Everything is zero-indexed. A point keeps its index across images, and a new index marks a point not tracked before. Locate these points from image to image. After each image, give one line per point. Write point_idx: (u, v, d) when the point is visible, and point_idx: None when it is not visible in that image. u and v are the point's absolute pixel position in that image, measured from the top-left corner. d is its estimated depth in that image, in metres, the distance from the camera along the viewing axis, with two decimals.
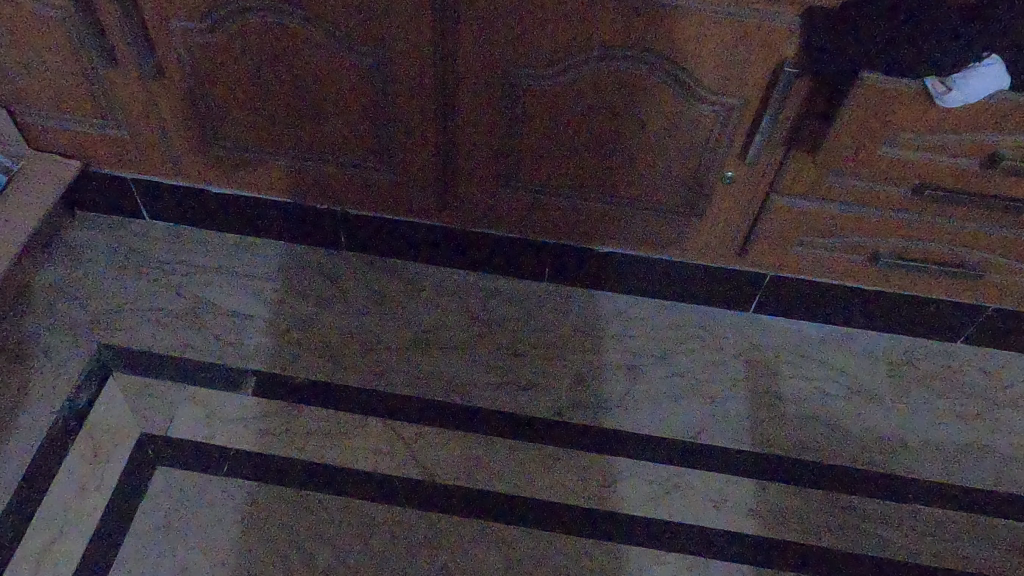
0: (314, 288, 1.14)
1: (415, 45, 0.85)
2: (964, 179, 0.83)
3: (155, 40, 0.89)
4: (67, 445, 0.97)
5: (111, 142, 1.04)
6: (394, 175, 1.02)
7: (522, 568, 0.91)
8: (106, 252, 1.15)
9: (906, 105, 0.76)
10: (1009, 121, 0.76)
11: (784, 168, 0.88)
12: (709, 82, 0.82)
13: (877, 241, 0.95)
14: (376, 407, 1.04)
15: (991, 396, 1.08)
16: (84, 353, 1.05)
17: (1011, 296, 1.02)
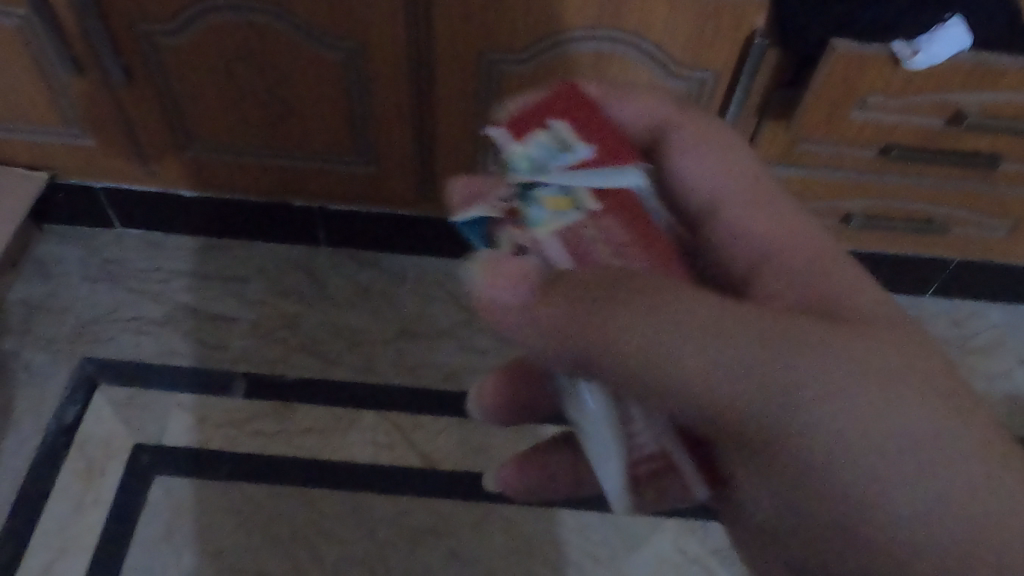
0: (296, 285, 1.14)
1: (391, 37, 0.85)
2: (929, 138, 0.87)
3: (119, 44, 0.87)
4: (58, 462, 0.96)
5: (78, 151, 1.02)
6: (372, 168, 1.02)
7: (530, 545, 0.94)
8: (79, 263, 1.13)
9: (875, 71, 0.79)
10: (972, 81, 0.79)
11: (757, 136, 0.91)
12: (683, 57, 0.83)
13: (847, 203, 0.99)
14: (370, 399, 1.04)
15: (957, 344, 1.16)
16: (66, 367, 1.03)
17: (973, 249, 1.07)
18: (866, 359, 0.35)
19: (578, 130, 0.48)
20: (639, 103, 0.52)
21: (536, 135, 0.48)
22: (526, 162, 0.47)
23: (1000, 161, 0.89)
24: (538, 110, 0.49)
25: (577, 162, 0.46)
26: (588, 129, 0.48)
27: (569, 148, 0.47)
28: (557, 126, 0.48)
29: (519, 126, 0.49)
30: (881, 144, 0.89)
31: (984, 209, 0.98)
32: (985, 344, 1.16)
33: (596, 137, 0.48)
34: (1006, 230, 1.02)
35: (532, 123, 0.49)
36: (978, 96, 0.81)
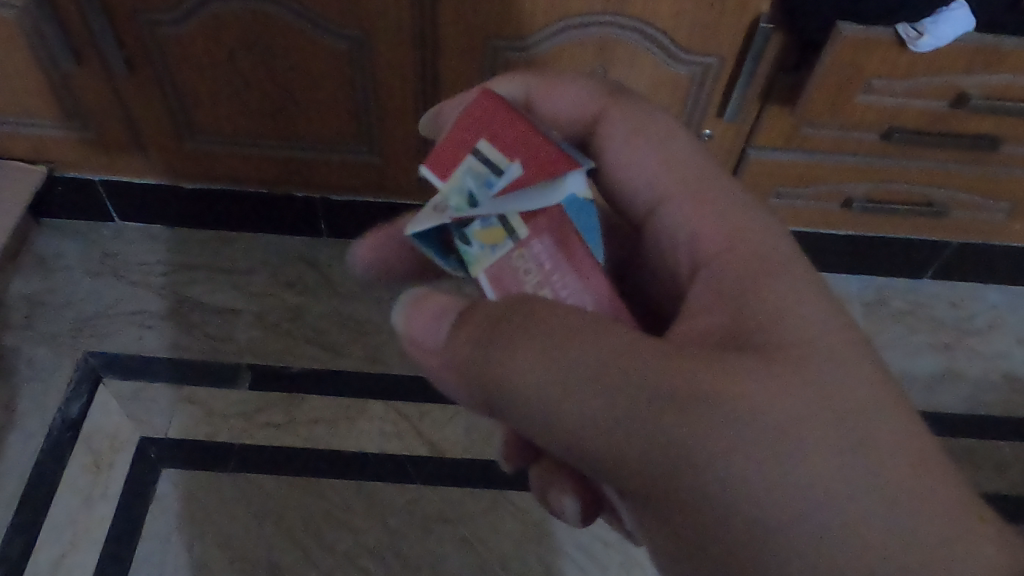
0: (299, 277, 1.14)
1: (396, 24, 0.85)
2: (931, 120, 0.88)
3: (120, 35, 0.86)
4: (65, 456, 0.95)
5: (77, 143, 1.01)
6: (375, 157, 1.02)
7: (541, 530, 0.94)
8: (79, 258, 1.12)
9: (880, 55, 0.79)
10: (975, 63, 0.80)
11: (761, 121, 0.91)
12: (688, 43, 0.84)
13: (849, 187, 1.00)
14: (377, 389, 1.04)
15: (956, 326, 1.17)
16: (69, 362, 1.02)
17: (971, 231, 1.08)
18: (750, 382, 0.40)
19: (503, 146, 0.47)
20: (575, 93, 0.56)
21: (463, 162, 0.47)
22: (459, 195, 0.47)
23: (1001, 143, 0.90)
24: (463, 130, 0.48)
25: (509, 183, 0.46)
26: (516, 141, 0.47)
27: (498, 169, 0.47)
28: (482, 146, 0.48)
29: (446, 154, 0.48)
30: (884, 127, 0.90)
31: (984, 191, 1.00)
32: (983, 324, 1.18)
33: (523, 149, 0.47)
34: (1005, 213, 1.04)
35: (459, 148, 0.48)
36: (980, 78, 0.82)
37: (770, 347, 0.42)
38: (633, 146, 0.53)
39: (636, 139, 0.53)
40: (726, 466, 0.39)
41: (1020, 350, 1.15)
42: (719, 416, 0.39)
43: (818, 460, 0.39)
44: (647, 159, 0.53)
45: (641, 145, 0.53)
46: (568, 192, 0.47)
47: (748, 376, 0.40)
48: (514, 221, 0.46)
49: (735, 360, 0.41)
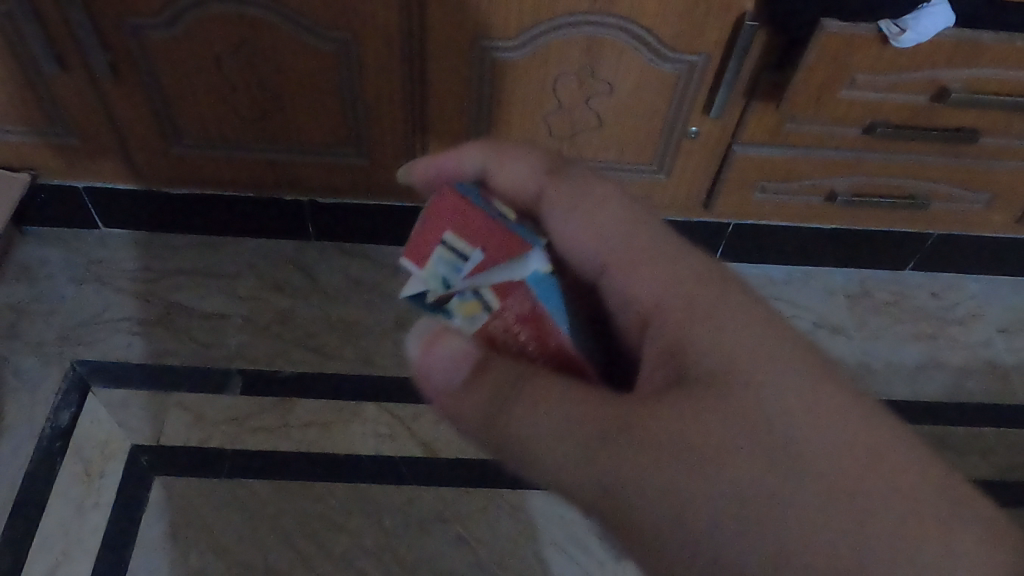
0: (287, 280, 1.14)
1: (384, 26, 0.85)
2: (913, 114, 0.89)
3: (105, 40, 0.85)
4: (55, 466, 0.94)
5: (60, 150, 1.00)
6: (363, 160, 1.02)
7: (538, 527, 0.95)
8: (64, 266, 1.11)
9: (862, 51, 0.81)
10: (955, 58, 0.82)
11: (746, 118, 0.93)
12: (674, 41, 0.85)
13: (833, 181, 1.02)
14: (370, 391, 1.05)
15: (939, 315, 1.19)
16: (56, 371, 1.01)
17: (951, 223, 1.11)
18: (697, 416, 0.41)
19: (467, 233, 0.45)
20: (519, 168, 0.52)
21: (433, 251, 0.46)
22: (434, 282, 0.46)
23: (980, 135, 0.92)
24: (425, 224, 0.46)
25: (475, 269, 0.45)
26: (476, 225, 0.45)
27: (465, 256, 0.45)
28: (448, 235, 0.45)
29: (417, 245, 0.46)
30: (866, 122, 0.91)
31: (964, 182, 1.02)
32: (965, 313, 1.20)
33: (485, 232, 0.44)
34: (984, 204, 1.06)
35: (425, 240, 0.46)
36: (960, 72, 0.83)
37: (708, 372, 0.42)
38: (571, 216, 0.50)
39: (577, 207, 0.50)
40: (664, 494, 0.40)
41: (1000, 338, 1.18)
42: (648, 451, 0.40)
43: (769, 486, 0.39)
44: (587, 235, 0.50)
45: (580, 218, 0.50)
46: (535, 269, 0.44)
47: (682, 415, 0.41)
48: (487, 302, 0.44)
49: (673, 399, 0.42)
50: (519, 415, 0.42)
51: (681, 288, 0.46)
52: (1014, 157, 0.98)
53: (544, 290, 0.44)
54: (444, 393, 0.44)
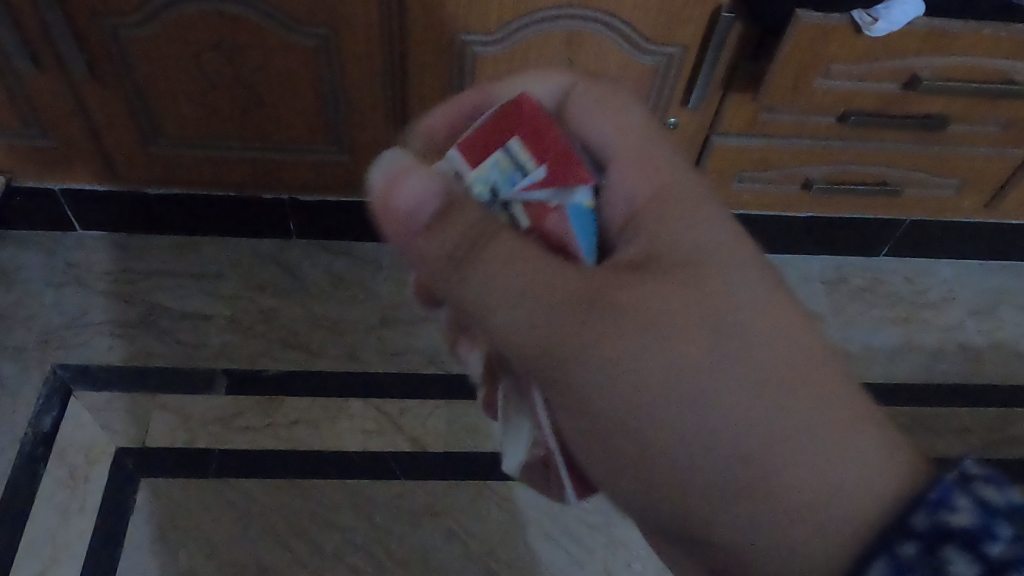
0: (269, 279, 1.14)
1: (365, 21, 0.85)
2: (885, 102, 0.92)
3: (82, 38, 0.84)
4: (38, 473, 0.93)
5: (37, 152, 0.99)
6: (345, 155, 1.02)
7: (527, 517, 0.96)
8: (42, 270, 1.10)
9: (836, 40, 0.83)
10: (924, 46, 0.84)
11: (723, 108, 0.94)
12: (652, 33, 0.86)
13: (808, 170, 1.04)
14: (356, 388, 1.05)
15: (912, 300, 1.22)
16: (37, 375, 1.00)
17: (923, 209, 1.13)
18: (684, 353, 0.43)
19: (535, 149, 0.45)
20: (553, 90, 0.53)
21: (492, 154, 0.45)
22: (482, 185, 0.44)
23: (949, 122, 0.95)
24: (495, 126, 0.45)
25: (532, 186, 0.44)
26: (545, 145, 0.45)
27: (525, 168, 0.44)
28: (514, 143, 0.45)
29: (481, 141, 0.45)
30: (840, 110, 0.93)
31: (935, 169, 1.04)
32: (936, 297, 1.23)
33: (552, 153, 0.45)
34: (954, 189, 1.09)
35: (489, 140, 0.45)
36: (930, 60, 0.86)
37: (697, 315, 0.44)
38: (594, 107, 0.51)
39: (602, 100, 0.51)
40: None
41: (973, 321, 1.21)
42: (617, 365, 0.43)
43: None
44: (603, 126, 0.50)
45: (600, 114, 0.51)
46: (579, 202, 0.45)
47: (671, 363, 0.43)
48: (519, 212, 0.44)
49: (630, 285, 0.44)
50: (492, 312, 0.43)
51: (657, 193, 0.48)
52: (981, 144, 1.00)
53: (577, 218, 0.45)
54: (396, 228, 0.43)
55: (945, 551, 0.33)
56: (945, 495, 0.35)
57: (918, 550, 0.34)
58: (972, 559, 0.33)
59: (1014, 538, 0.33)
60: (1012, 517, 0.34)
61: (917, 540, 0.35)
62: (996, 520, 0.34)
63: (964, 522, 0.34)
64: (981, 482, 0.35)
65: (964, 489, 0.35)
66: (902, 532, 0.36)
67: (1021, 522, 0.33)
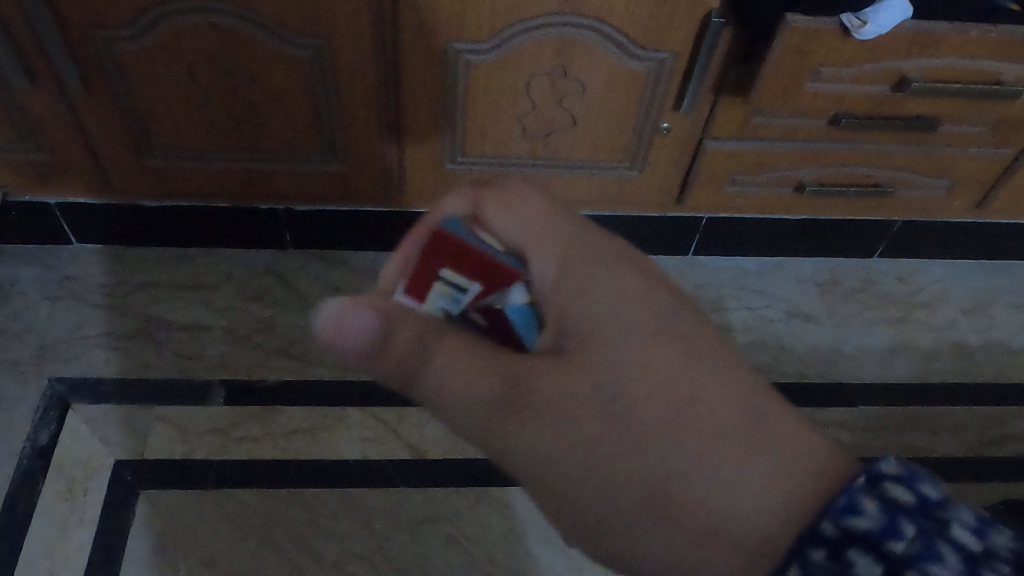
0: (264, 290, 1.14)
1: (358, 31, 0.85)
2: (874, 104, 0.93)
3: (76, 52, 0.84)
4: (36, 487, 0.93)
5: (32, 167, 0.99)
6: (338, 165, 1.02)
7: (527, 522, 0.96)
8: (38, 284, 1.10)
9: (825, 43, 0.83)
10: (912, 48, 0.85)
11: (714, 113, 0.95)
12: (642, 40, 0.87)
13: (800, 173, 1.05)
14: (353, 397, 1.05)
15: (907, 300, 1.23)
16: (34, 389, 1.00)
17: (915, 209, 1.14)
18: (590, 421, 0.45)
19: (466, 268, 0.49)
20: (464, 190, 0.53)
21: (431, 286, 0.49)
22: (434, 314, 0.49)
23: (938, 123, 0.96)
24: (421, 261, 0.49)
25: (475, 299, 0.49)
26: (471, 262, 0.49)
27: (462, 288, 0.49)
28: (444, 271, 0.49)
29: (416, 276, 0.49)
30: (830, 113, 0.94)
31: (926, 169, 1.05)
32: (930, 297, 1.24)
33: (479, 267, 0.49)
34: (945, 189, 1.09)
35: (422, 275, 0.49)
36: (918, 61, 0.87)
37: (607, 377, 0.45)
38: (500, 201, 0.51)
39: (503, 198, 0.52)
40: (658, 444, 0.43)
41: (966, 320, 1.22)
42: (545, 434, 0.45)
43: None
44: (512, 224, 0.51)
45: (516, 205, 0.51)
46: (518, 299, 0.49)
47: None
48: (476, 320, 0.49)
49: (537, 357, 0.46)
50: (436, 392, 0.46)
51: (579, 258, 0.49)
52: (970, 144, 1.01)
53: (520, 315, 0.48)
54: (356, 363, 0.46)
55: (848, 554, 0.34)
56: (852, 499, 0.36)
57: (826, 556, 0.35)
58: (873, 559, 0.33)
59: (915, 534, 0.33)
60: (916, 513, 0.34)
61: (825, 545, 0.35)
62: (899, 521, 0.34)
63: (867, 525, 0.35)
64: (890, 481, 0.36)
65: (873, 491, 0.36)
66: (809, 538, 0.36)
67: (924, 521, 0.34)
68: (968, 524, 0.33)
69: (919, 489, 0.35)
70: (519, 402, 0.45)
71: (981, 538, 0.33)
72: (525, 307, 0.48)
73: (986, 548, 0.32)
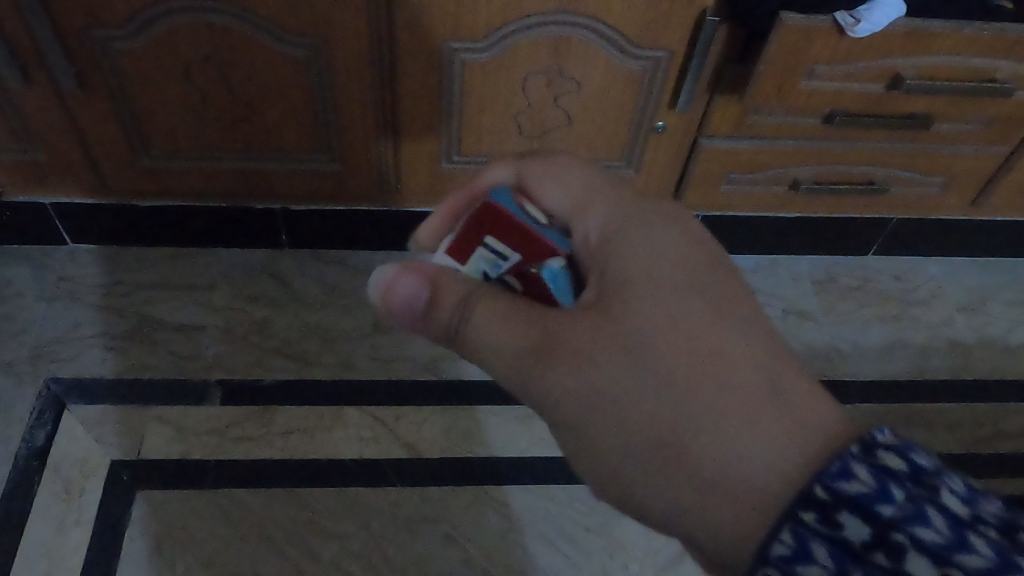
0: (261, 289, 1.14)
1: (354, 29, 0.85)
2: (870, 102, 0.93)
3: (71, 52, 0.84)
4: (32, 487, 0.93)
5: (27, 167, 0.99)
6: (335, 164, 1.02)
7: (524, 521, 0.96)
8: (34, 284, 1.10)
9: (819, 41, 0.84)
10: (906, 46, 0.85)
11: (710, 112, 0.95)
12: (638, 38, 0.87)
13: (796, 170, 1.05)
14: (350, 396, 1.05)
15: (902, 297, 1.24)
16: (31, 390, 1.00)
17: (910, 207, 1.15)
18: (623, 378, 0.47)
19: (508, 237, 0.50)
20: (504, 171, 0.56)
21: (474, 249, 0.51)
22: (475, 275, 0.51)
23: (933, 121, 0.96)
24: (466, 226, 0.50)
25: (514, 267, 0.50)
26: (512, 231, 0.50)
27: (503, 255, 0.50)
28: (488, 238, 0.50)
29: (460, 240, 0.51)
30: (826, 111, 0.94)
31: (922, 167, 1.06)
32: (925, 294, 1.24)
33: (519, 235, 0.50)
34: (939, 187, 1.10)
35: (467, 240, 0.51)
36: (913, 59, 0.87)
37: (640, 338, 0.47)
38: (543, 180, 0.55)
39: (549, 167, 0.55)
40: None
41: (962, 317, 1.22)
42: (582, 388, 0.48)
43: None
44: (557, 194, 0.54)
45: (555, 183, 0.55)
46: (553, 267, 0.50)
47: None
48: (514, 285, 0.51)
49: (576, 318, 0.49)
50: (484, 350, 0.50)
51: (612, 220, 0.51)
52: (964, 142, 1.02)
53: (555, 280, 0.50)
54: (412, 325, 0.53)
55: (841, 517, 0.35)
56: (845, 466, 0.37)
57: (819, 518, 0.35)
58: (864, 521, 0.34)
59: (905, 499, 0.34)
60: (906, 480, 0.35)
61: (817, 508, 0.36)
62: (889, 484, 0.35)
63: (860, 490, 0.35)
64: (884, 449, 0.37)
65: (865, 458, 0.37)
66: (801, 501, 0.37)
67: (914, 486, 0.35)
68: (960, 491, 0.34)
69: (913, 454, 0.36)
70: (556, 350, 0.48)
71: (971, 503, 0.34)
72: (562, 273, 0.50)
73: (972, 514, 0.33)
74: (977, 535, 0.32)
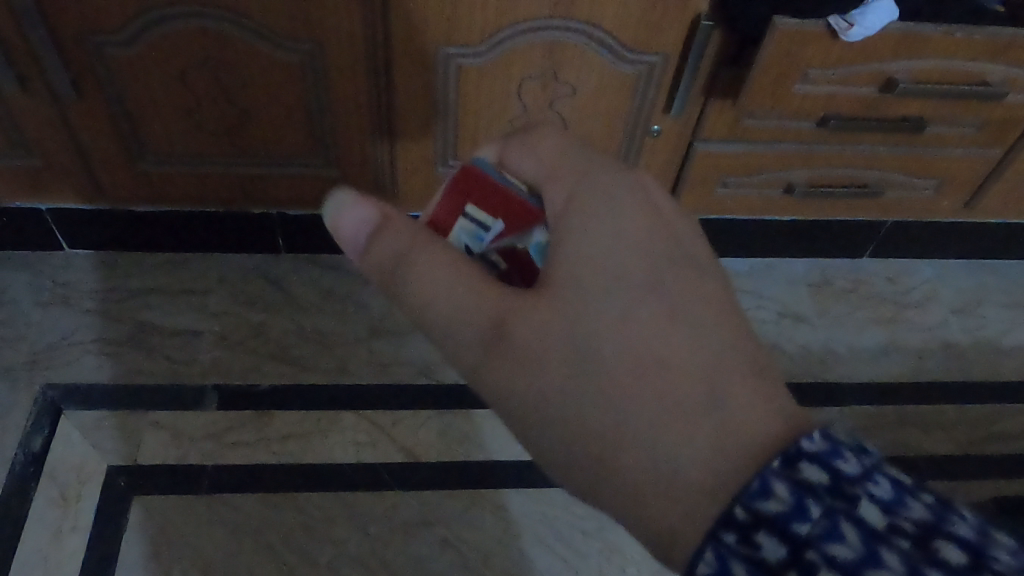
0: (257, 294, 1.14)
1: (350, 34, 0.85)
2: (863, 105, 0.93)
3: (67, 58, 0.84)
4: (29, 494, 0.93)
5: (22, 174, 0.99)
6: (331, 169, 1.03)
7: (521, 525, 0.96)
8: (30, 290, 1.10)
9: (813, 45, 0.84)
10: (898, 50, 0.86)
11: (704, 116, 0.96)
12: (633, 43, 0.87)
13: (790, 173, 1.05)
14: (346, 401, 1.05)
15: (897, 299, 1.24)
16: (27, 396, 1.00)
17: (904, 210, 1.15)
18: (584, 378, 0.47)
19: (490, 208, 0.53)
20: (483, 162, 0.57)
21: (457, 222, 0.53)
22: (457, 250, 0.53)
23: (926, 124, 0.97)
24: (449, 198, 0.53)
25: (497, 237, 0.52)
26: (496, 203, 0.53)
27: (486, 226, 0.53)
28: (470, 209, 0.53)
29: (443, 215, 0.53)
30: (820, 115, 0.95)
31: (916, 170, 1.07)
32: (920, 297, 1.25)
33: (502, 205, 0.53)
34: (933, 190, 1.11)
35: (450, 211, 0.53)
36: (906, 63, 0.88)
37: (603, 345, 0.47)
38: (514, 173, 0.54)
39: (527, 143, 0.55)
40: None
41: (956, 319, 1.23)
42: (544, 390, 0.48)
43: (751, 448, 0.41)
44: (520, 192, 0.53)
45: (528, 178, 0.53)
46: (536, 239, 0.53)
47: None
48: (497, 262, 0.53)
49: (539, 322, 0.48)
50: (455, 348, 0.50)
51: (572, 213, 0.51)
52: (957, 144, 1.02)
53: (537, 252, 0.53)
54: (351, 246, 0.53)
55: (759, 537, 0.34)
56: (766, 483, 0.36)
57: (737, 539, 0.35)
58: (779, 540, 0.33)
59: (821, 515, 0.33)
60: (824, 493, 0.34)
61: (737, 528, 0.35)
62: (805, 500, 0.34)
63: (777, 509, 0.34)
64: (805, 462, 0.36)
65: (785, 474, 0.36)
66: (724, 520, 0.36)
67: (830, 500, 0.34)
68: (876, 499, 0.33)
69: (831, 467, 0.35)
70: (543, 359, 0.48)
71: (887, 513, 0.33)
72: (545, 246, 0.52)
73: (887, 524, 0.32)
74: (888, 549, 0.31)
